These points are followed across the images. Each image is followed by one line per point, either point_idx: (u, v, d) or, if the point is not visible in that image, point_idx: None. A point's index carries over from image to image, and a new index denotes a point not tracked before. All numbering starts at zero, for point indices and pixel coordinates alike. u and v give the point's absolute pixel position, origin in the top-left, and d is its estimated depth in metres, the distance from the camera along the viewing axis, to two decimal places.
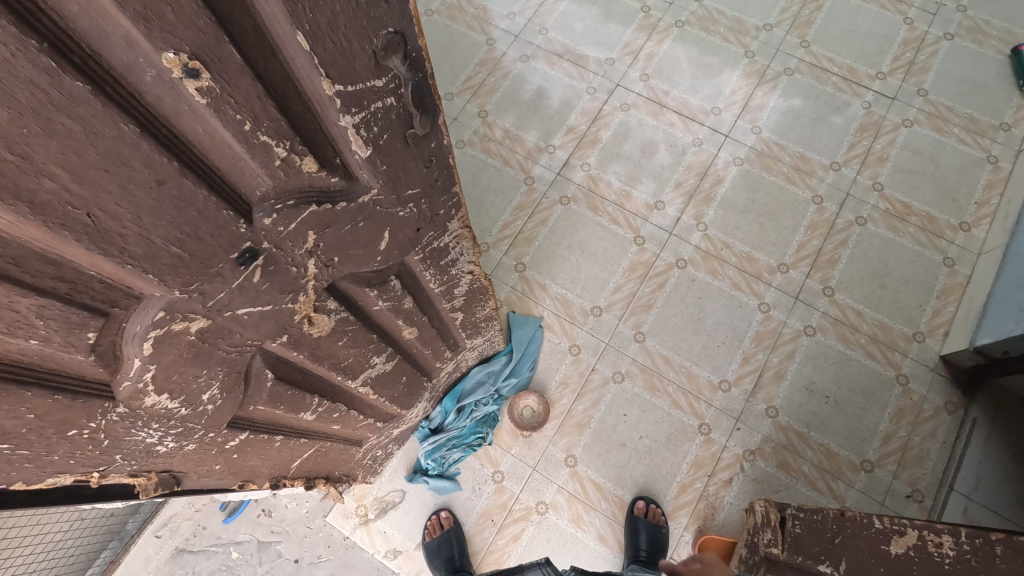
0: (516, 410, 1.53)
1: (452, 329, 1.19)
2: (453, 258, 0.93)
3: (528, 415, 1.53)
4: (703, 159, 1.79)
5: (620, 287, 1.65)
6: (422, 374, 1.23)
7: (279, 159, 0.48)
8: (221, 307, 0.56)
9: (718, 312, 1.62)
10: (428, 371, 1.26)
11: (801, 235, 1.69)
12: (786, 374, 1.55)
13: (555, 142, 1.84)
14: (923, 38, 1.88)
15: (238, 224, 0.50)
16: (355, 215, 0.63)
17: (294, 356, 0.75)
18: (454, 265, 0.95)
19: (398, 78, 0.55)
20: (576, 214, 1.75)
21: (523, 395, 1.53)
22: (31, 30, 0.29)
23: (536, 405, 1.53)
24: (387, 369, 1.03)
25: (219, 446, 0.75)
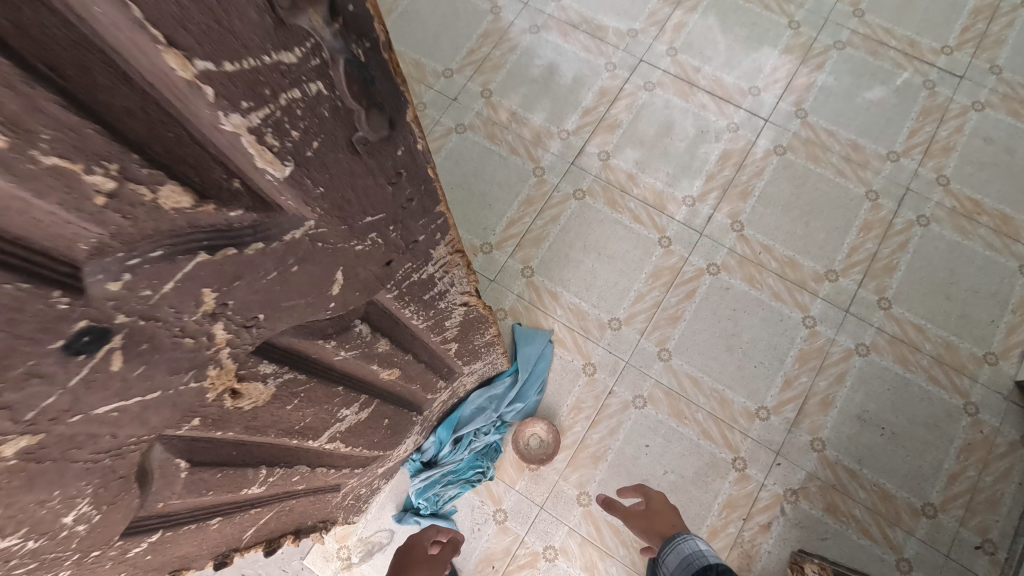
0: (522, 439, 1.33)
1: (444, 360, 0.98)
2: (444, 287, 0.72)
3: (536, 445, 1.33)
4: (739, 147, 1.55)
5: (642, 296, 1.44)
6: (409, 411, 1.03)
7: (99, 191, 0.28)
8: (58, 415, 0.36)
9: (755, 326, 1.40)
10: (417, 405, 1.06)
11: (853, 237, 1.46)
12: (834, 401, 1.34)
13: (568, 126, 1.61)
14: (997, 6, 1.61)
15: (56, 303, 0.30)
16: (281, 259, 0.42)
17: (219, 434, 0.56)
18: (443, 296, 0.74)
19: (329, 52, 0.34)
20: (592, 210, 1.52)
21: (530, 422, 1.33)
22: None
23: (546, 434, 1.32)
24: (361, 418, 0.83)
25: (119, 554, 0.56)
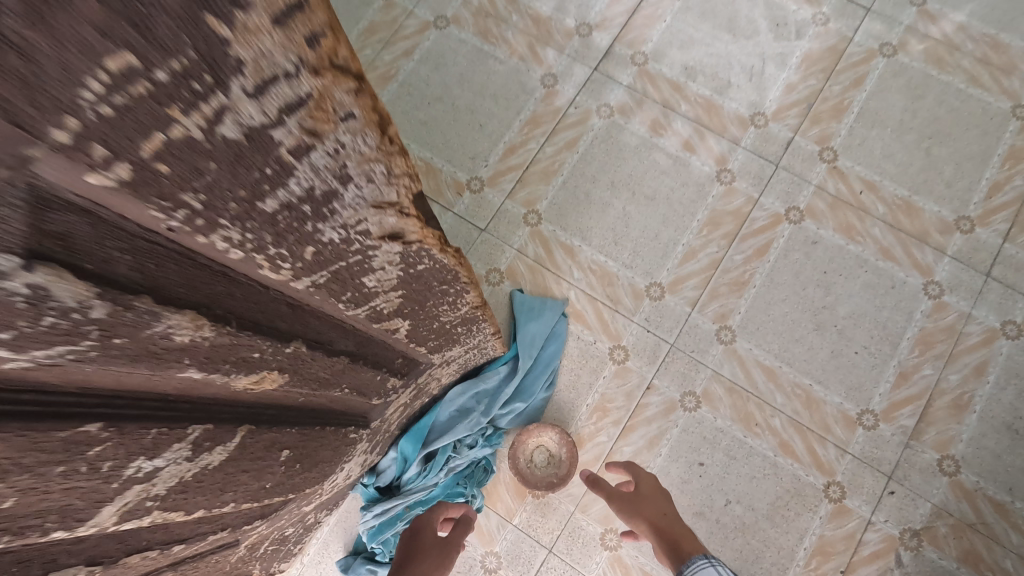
0: (524, 452, 0.92)
1: (378, 345, 0.57)
2: (292, 201, 0.31)
3: (542, 462, 0.92)
4: (830, 45, 1.10)
5: (693, 252, 1.02)
6: (326, 428, 0.62)
7: None
8: None
9: (855, 295, 0.99)
10: (343, 412, 0.65)
11: (994, 170, 1.02)
12: (971, 404, 0.93)
13: (589, 17, 1.15)
14: None
15: None
16: None
17: None
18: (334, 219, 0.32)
19: None
20: (622, 133, 1.09)
21: (538, 428, 0.92)
22: None
23: (559, 447, 0.92)
24: (208, 466, 0.43)
25: None
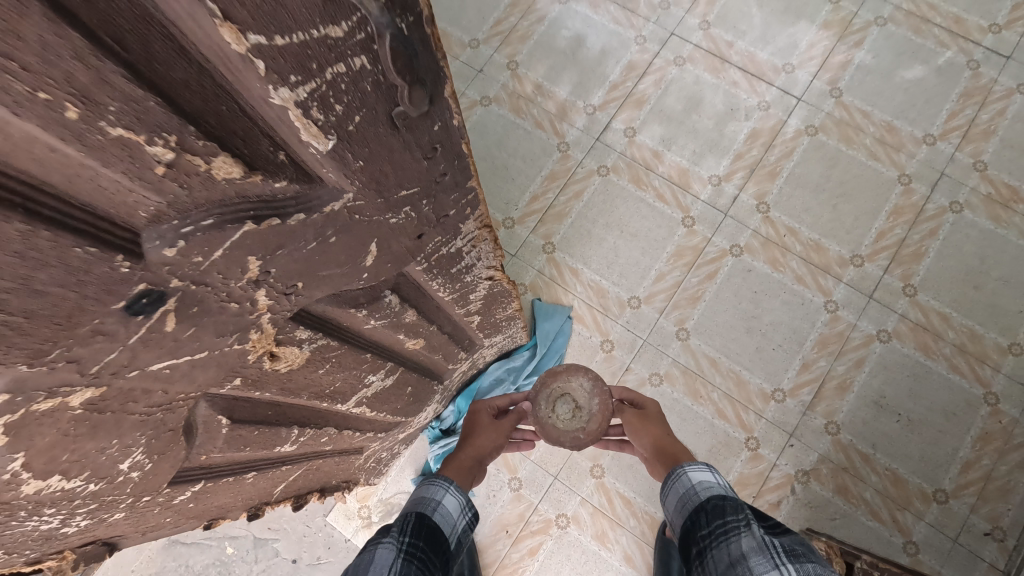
0: (552, 400, 0.93)
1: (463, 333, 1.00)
2: (466, 284, 0.79)
3: (568, 413, 0.92)
4: (769, 126, 1.52)
5: (663, 275, 1.44)
6: (429, 380, 1.04)
7: (160, 163, 0.28)
8: (117, 369, 0.38)
9: (777, 309, 1.40)
10: (437, 373, 1.07)
11: (881, 222, 1.43)
12: (852, 386, 1.35)
13: (594, 101, 1.59)
14: None
15: (118, 265, 0.32)
16: (320, 228, 0.43)
17: (256, 394, 0.58)
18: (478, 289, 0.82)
19: (373, 28, 0.33)
20: (616, 187, 1.51)
21: (568, 373, 0.93)
22: None
23: (590, 399, 0.92)
24: (387, 384, 0.86)
25: (165, 502, 0.60)
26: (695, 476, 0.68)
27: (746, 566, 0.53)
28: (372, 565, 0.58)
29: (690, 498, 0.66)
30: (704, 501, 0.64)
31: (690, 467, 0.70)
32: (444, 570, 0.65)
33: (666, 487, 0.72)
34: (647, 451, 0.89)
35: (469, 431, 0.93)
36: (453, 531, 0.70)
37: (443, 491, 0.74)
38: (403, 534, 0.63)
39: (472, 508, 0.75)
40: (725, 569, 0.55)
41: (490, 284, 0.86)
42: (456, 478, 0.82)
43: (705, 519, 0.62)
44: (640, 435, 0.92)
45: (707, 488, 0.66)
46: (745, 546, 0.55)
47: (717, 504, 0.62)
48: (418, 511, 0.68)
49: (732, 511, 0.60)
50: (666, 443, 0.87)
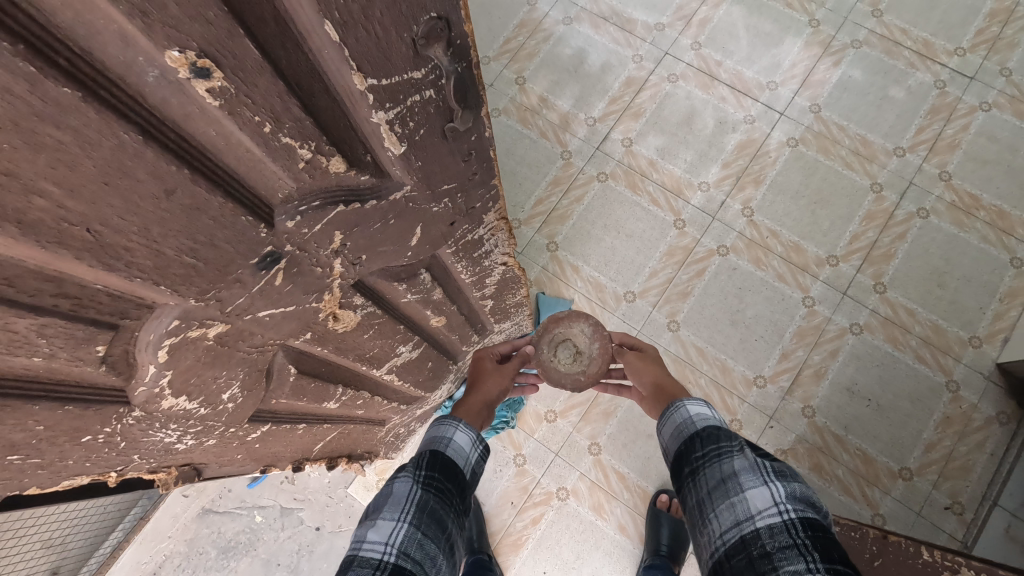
0: (554, 344, 1.00)
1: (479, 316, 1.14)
2: (484, 269, 0.93)
3: (570, 357, 0.99)
4: (754, 138, 1.67)
5: (656, 272, 1.59)
6: (448, 359, 1.18)
7: (303, 161, 0.42)
8: (240, 311, 0.52)
9: (759, 304, 1.54)
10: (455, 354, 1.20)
11: (855, 226, 1.57)
12: (827, 373, 1.48)
13: (594, 113, 1.74)
14: (1012, 10, 1.69)
15: (259, 230, 0.45)
16: (384, 213, 0.57)
17: (318, 350, 0.72)
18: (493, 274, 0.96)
19: (440, 69, 0.46)
20: (614, 191, 1.66)
21: (568, 319, 1.01)
22: (30, 49, 0.25)
23: (590, 342, 0.99)
24: (413, 356, 1.00)
25: (241, 438, 0.73)
26: (692, 409, 0.75)
27: (737, 482, 0.63)
28: (392, 497, 0.73)
29: (686, 426, 0.74)
30: (700, 429, 0.71)
31: (687, 400, 0.77)
32: (460, 495, 0.79)
33: (664, 417, 0.79)
34: (647, 387, 0.94)
35: (474, 378, 0.99)
36: (466, 462, 0.83)
37: (454, 428, 0.84)
38: (419, 469, 0.77)
39: (482, 440, 0.87)
40: (717, 484, 0.64)
41: (503, 270, 1.00)
42: (466, 418, 0.89)
43: (700, 445, 0.69)
44: (640, 374, 0.97)
45: (703, 418, 0.73)
46: (738, 466, 0.64)
47: (711, 432, 0.70)
48: (432, 448, 0.81)
49: (726, 437, 0.68)
50: (664, 382, 0.91)
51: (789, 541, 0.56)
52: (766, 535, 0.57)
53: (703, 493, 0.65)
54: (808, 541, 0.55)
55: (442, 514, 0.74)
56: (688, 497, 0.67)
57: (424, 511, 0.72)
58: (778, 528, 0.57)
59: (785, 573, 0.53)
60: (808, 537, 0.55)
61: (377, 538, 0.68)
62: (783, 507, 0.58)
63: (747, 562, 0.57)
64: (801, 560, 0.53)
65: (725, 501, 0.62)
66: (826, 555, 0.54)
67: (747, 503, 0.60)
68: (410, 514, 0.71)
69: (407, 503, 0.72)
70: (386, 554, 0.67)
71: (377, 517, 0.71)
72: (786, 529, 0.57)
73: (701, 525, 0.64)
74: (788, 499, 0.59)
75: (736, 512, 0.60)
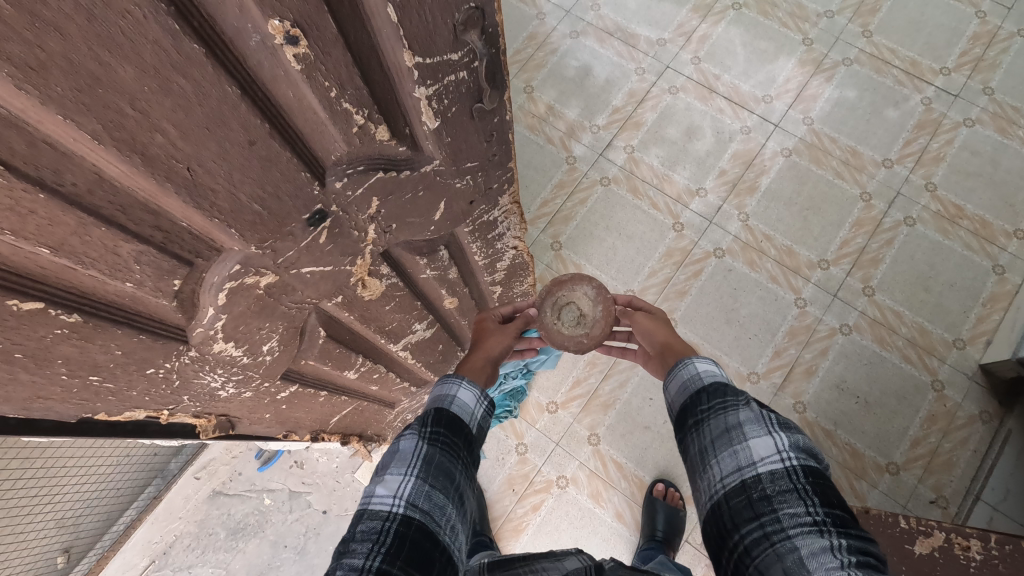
0: (558, 307, 1.08)
1: (488, 303, 1.20)
2: (494, 252, 1.00)
3: (573, 319, 1.07)
4: (749, 148, 1.76)
5: (655, 272, 1.67)
6: (458, 344, 1.24)
7: (357, 126, 0.50)
8: (288, 265, 0.59)
9: (753, 303, 1.62)
10: (465, 340, 1.26)
11: (845, 233, 1.65)
12: (817, 371, 1.55)
13: (598, 121, 1.83)
14: (994, 34, 1.79)
15: (313, 187, 0.53)
16: (416, 185, 0.64)
17: (345, 316, 0.79)
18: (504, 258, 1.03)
19: (474, 52, 0.54)
20: (615, 195, 1.75)
21: (571, 283, 1.09)
22: (177, 13, 0.32)
23: (593, 304, 1.07)
24: (426, 335, 1.06)
25: (272, 395, 0.80)
26: (699, 367, 0.81)
27: (742, 432, 0.69)
28: (398, 453, 0.74)
29: (693, 382, 0.80)
30: (707, 385, 0.77)
31: (696, 357, 0.83)
32: (468, 447, 0.81)
33: (670, 373, 0.85)
34: (656, 347, 0.99)
35: (478, 339, 1.04)
36: (472, 418, 0.84)
37: (457, 386, 0.86)
38: (424, 426, 0.78)
39: (488, 397, 0.88)
40: (721, 433, 0.70)
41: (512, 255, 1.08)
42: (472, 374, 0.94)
43: (706, 399, 0.75)
44: (649, 332, 1.02)
45: (710, 375, 0.79)
46: (743, 417, 0.70)
47: (718, 387, 0.75)
48: (437, 406, 0.82)
49: (731, 392, 0.74)
50: (674, 341, 0.97)
51: (789, 485, 0.63)
52: (767, 480, 0.64)
53: (706, 441, 0.72)
54: (807, 486, 0.62)
55: (449, 466, 0.76)
56: (692, 445, 0.74)
57: (431, 465, 0.74)
58: (780, 473, 0.64)
59: (785, 514, 0.61)
60: (808, 482, 0.63)
61: (385, 492, 0.70)
62: (785, 455, 0.65)
63: (748, 502, 0.64)
64: (800, 504, 0.61)
65: (728, 449, 0.68)
66: (825, 500, 0.61)
67: (750, 451, 0.67)
68: (417, 469, 0.72)
69: (413, 459, 0.73)
70: (395, 506, 0.69)
71: (384, 473, 0.72)
72: (787, 474, 0.63)
73: (702, 469, 0.71)
74: (790, 448, 0.66)
75: (738, 459, 0.67)
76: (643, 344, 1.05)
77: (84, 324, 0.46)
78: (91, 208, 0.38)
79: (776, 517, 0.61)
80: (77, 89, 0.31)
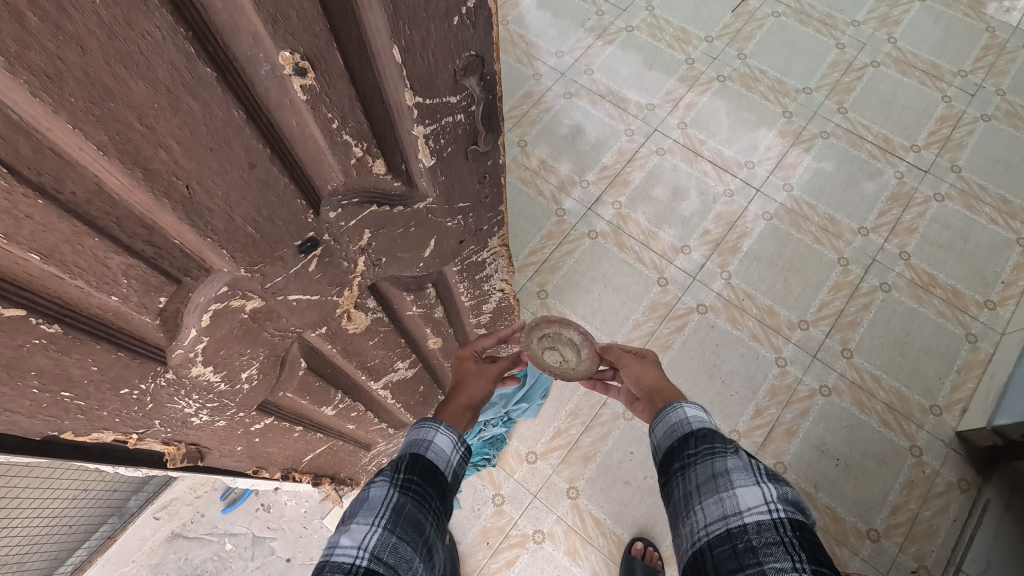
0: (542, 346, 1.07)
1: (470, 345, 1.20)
2: (480, 295, 1.01)
3: (558, 359, 1.07)
4: (732, 210, 1.82)
5: (639, 324, 1.68)
6: (439, 388, 1.23)
7: (355, 158, 0.51)
8: (276, 290, 0.59)
9: (734, 360, 1.64)
10: (446, 384, 1.25)
11: (824, 295, 1.70)
12: (798, 431, 1.55)
13: (588, 177, 1.89)
14: (960, 117, 1.91)
15: (307, 214, 0.54)
16: (408, 220, 0.66)
17: (328, 349, 0.78)
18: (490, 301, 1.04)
19: (472, 97, 0.57)
20: (602, 249, 1.79)
21: (560, 325, 1.10)
22: (193, 36, 0.34)
23: (578, 350, 1.08)
24: (408, 375, 1.04)
25: (246, 427, 0.78)
26: (688, 410, 0.82)
27: (729, 480, 0.68)
28: (368, 501, 0.72)
29: (681, 426, 0.80)
30: (696, 430, 0.78)
31: (686, 400, 0.83)
32: (441, 497, 0.79)
33: (659, 416, 0.85)
34: (646, 390, 0.99)
35: (458, 381, 1.03)
36: (447, 465, 0.83)
37: (434, 431, 0.84)
38: (397, 472, 0.76)
39: (464, 442, 0.86)
40: (708, 479, 0.70)
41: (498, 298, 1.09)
42: (451, 421, 0.93)
43: (695, 443, 0.76)
44: (638, 376, 1.02)
45: (698, 421, 0.80)
46: (730, 465, 0.70)
47: (707, 433, 0.76)
48: (412, 451, 0.80)
49: (720, 440, 0.74)
50: (665, 386, 0.97)
51: (775, 538, 0.61)
52: (753, 531, 0.63)
53: (692, 486, 0.72)
54: (795, 540, 0.60)
55: (420, 517, 0.73)
56: (676, 489, 0.74)
57: (401, 515, 0.71)
58: (766, 525, 0.62)
59: (771, 568, 0.59)
60: (795, 535, 0.61)
61: (349, 543, 0.67)
62: (772, 506, 0.64)
63: (733, 552, 0.63)
64: (787, 558, 0.59)
65: (714, 495, 0.68)
66: (813, 557, 0.59)
67: (736, 500, 0.66)
68: (385, 519, 0.70)
69: (383, 507, 0.71)
70: (358, 558, 0.66)
71: (350, 522, 0.70)
72: (774, 526, 0.62)
73: (685, 515, 0.70)
74: (778, 499, 0.65)
75: (724, 507, 0.66)
76: (630, 386, 1.06)
77: (64, 335, 0.45)
78: (86, 218, 0.39)
79: (761, 570, 0.59)
80: (89, 101, 0.33)
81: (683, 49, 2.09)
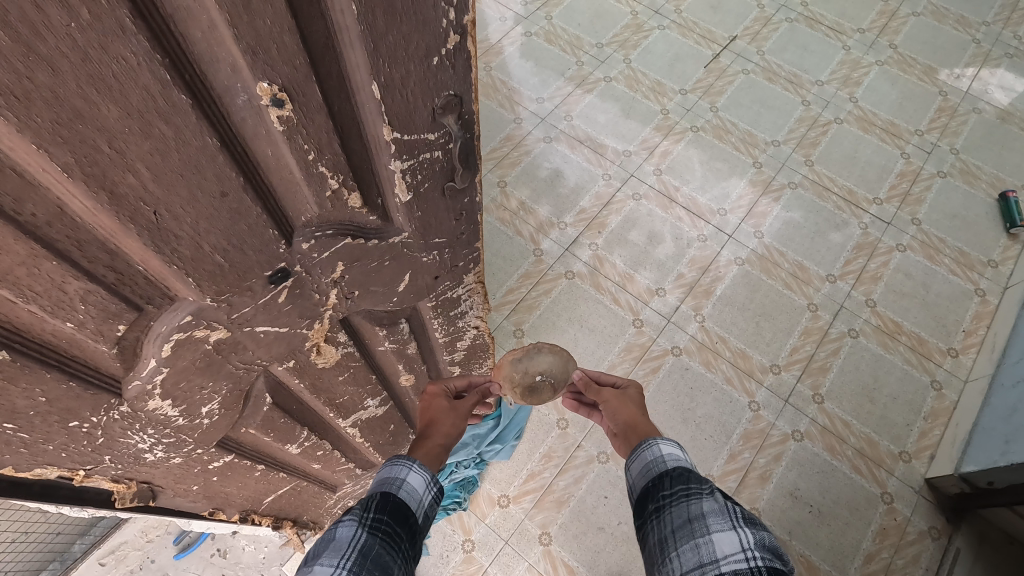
0: (515, 359, 1.07)
1: None
2: (453, 332, 1.01)
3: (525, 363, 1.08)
4: (705, 255, 1.86)
5: (614, 365, 1.69)
6: (409, 428, 1.19)
7: (330, 190, 0.51)
8: (242, 321, 0.58)
9: (708, 404, 1.64)
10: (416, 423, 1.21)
11: (794, 340, 1.73)
12: (771, 477, 1.55)
13: (566, 219, 1.93)
14: (918, 173, 2.01)
15: (279, 244, 0.53)
16: (382, 253, 0.65)
17: (295, 383, 0.76)
18: None
19: (450, 134, 0.58)
20: (579, 289, 1.80)
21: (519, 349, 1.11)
22: (170, 64, 0.34)
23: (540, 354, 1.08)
24: (378, 414, 1.02)
25: (204, 464, 0.75)
26: (663, 448, 0.81)
27: (704, 525, 0.67)
28: (334, 542, 0.68)
29: (656, 465, 0.80)
30: (670, 469, 0.77)
31: (661, 437, 0.83)
32: (410, 540, 0.76)
33: (635, 453, 0.85)
34: (621, 428, 0.99)
35: (430, 420, 1.00)
36: (419, 506, 0.80)
37: (406, 469, 0.82)
38: (366, 511, 0.73)
39: (437, 483, 0.84)
40: (683, 523, 0.69)
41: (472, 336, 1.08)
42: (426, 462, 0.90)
43: (670, 483, 0.75)
44: (614, 413, 1.02)
45: (672, 459, 0.79)
46: (706, 508, 0.69)
47: (682, 473, 0.75)
48: (383, 490, 0.78)
49: (695, 480, 0.73)
50: (639, 423, 0.97)
51: None
52: None
53: (667, 530, 0.70)
54: None
55: (388, 560, 0.69)
56: (651, 533, 0.72)
57: (367, 557, 0.68)
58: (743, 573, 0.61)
59: None
60: None
61: None
62: (749, 554, 0.62)
63: None
64: None
65: (689, 541, 0.67)
66: None
67: (713, 546, 0.65)
68: (350, 562, 0.66)
69: (349, 548, 0.67)
70: None
71: (314, 564, 0.66)
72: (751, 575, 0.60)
73: (661, 562, 0.69)
74: (755, 546, 0.63)
75: (701, 554, 0.65)
76: (608, 423, 1.05)
77: (11, 363, 0.43)
78: (45, 241, 0.38)
79: None
80: (57, 122, 0.32)
81: (658, 100, 2.18)
